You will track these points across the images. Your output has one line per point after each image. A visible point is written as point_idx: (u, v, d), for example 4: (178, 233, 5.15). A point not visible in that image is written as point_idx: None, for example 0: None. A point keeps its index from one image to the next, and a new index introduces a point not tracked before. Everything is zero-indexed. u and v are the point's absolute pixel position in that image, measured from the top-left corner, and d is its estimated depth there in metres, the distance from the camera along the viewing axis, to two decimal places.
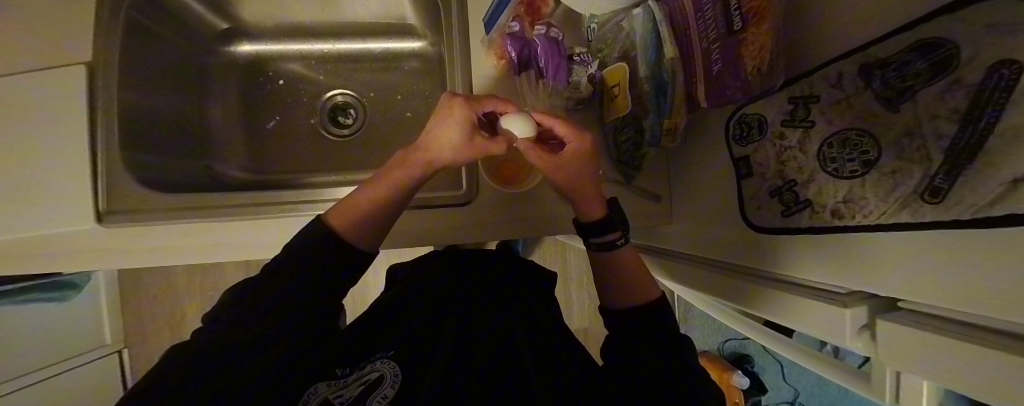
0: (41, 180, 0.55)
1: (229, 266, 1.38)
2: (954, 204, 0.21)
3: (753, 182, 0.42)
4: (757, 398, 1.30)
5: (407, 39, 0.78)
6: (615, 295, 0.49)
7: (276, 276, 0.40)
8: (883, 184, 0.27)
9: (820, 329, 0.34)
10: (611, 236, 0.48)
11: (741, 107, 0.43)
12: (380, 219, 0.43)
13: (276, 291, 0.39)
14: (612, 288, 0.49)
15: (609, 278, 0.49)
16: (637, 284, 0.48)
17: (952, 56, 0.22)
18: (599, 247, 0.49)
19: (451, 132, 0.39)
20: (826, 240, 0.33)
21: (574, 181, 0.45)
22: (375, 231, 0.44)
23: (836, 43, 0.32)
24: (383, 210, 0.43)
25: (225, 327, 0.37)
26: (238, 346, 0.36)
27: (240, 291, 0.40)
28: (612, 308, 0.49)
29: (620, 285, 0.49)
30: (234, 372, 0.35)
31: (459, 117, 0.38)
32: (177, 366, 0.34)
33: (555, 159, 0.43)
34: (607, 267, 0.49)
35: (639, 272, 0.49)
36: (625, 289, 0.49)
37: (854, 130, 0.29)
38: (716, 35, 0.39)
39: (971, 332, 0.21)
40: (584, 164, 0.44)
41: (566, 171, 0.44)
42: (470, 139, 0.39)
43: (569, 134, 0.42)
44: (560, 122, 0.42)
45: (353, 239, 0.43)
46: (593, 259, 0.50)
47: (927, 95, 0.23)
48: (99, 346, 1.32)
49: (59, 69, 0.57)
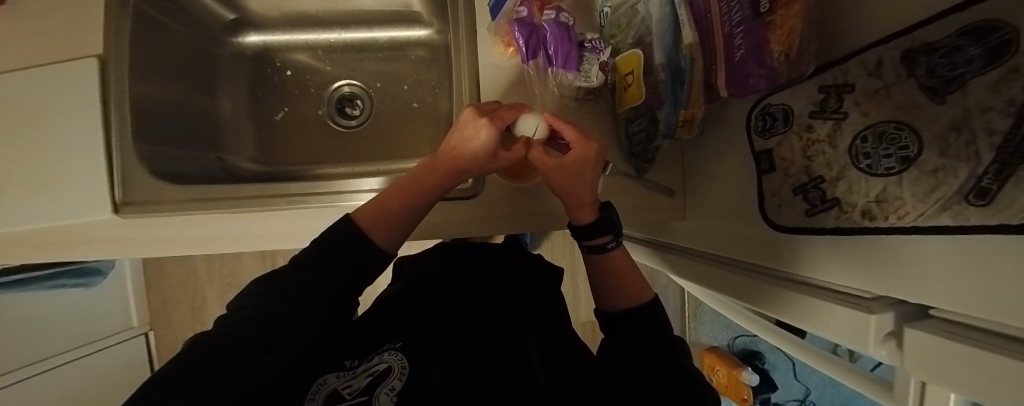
0: (57, 172, 0.57)
1: (245, 254, 1.43)
2: (1002, 207, 0.18)
3: (776, 178, 0.40)
4: (768, 395, 1.26)
5: (413, 27, 0.77)
6: (607, 296, 0.49)
7: (294, 272, 0.42)
8: (923, 184, 0.24)
9: (841, 335, 0.32)
10: (601, 240, 0.47)
11: (765, 96, 0.40)
12: (405, 220, 0.46)
13: (294, 286, 0.40)
14: (606, 288, 0.49)
15: (603, 281, 0.49)
16: (631, 283, 0.48)
17: (1010, 41, 0.18)
18: (591, 249, 0.48)
19: (476, 134, 0.41)
20: (854, 242, 0.31)
21: (577, 189, 0.44)
22: (397, 234, 0.46)
23: (880, 24, 0.29)
24: (403, 208, 0.45)
25: (244, 320, 0.39)
26: (256, 340, 0.37)
27: (260, 286, 0.41)
28: (605, 311, 0.49)
29: (615, 286, 0.48)
30: (246, 364, 0.36)
31: (485, 124, 0.41)
32: (189, 357, 0.36)
33: (560, 163, 0.43)
34: (598, 269, 0.49)
35: (631, 273, 0.49)
36: (620, 288, 0.48)
37: (892, 123, 0.26)
38: (739, 18, 0.37)
39: (1008, 344, 0.19)
40: (589, 170, 0.44)
41: (569, 177, 0.44)
42: (491, 144, 0.42)
43: (576, 141, 0.43)
44: (569, 128, 0.43)
45: (374, 235, 0.44)
46: (585, 261, 0.50)
47: (979, 85, 0.20)
48: (127, 328, 1.40)
49: (72, 62, 0.59)
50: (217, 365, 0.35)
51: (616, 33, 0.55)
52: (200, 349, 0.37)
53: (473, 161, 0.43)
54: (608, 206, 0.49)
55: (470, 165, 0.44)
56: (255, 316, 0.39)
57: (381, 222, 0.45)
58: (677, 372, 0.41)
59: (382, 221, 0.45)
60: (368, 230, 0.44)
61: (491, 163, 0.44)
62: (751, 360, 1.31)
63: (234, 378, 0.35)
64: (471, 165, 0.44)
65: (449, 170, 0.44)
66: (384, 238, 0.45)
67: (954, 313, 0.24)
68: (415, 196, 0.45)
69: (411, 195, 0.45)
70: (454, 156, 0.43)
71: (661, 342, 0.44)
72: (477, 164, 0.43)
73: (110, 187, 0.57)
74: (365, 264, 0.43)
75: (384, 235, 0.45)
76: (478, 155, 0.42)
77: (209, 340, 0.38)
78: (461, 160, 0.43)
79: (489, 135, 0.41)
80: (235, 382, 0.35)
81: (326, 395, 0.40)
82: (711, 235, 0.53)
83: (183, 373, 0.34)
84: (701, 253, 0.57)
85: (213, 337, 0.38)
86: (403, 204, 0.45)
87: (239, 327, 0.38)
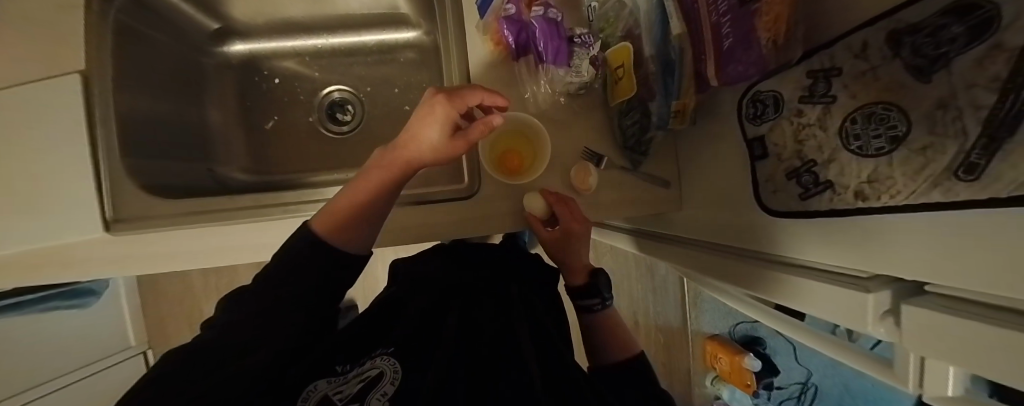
0: (45, 192, 0.56)
1: (241, 266, 1.41)
2: (991, 182, 0.19)
3: (769, 164, 0.40)
4: (771, 380, 1.28)
5: (401, 29, 0.76)
6: (600, 350, 0.60)
7: (274, 278, 0.36)
8: (913, 162, 0.25)
9: (839, 314, 0.32)
10: (591, 302, 0.61)
11: (755, 83, 0.41)
12: (371, 222, 0.39)
13: (269, 298, 0.36)
14: (601, 344, 0.60)
15: (598, 335, 0.61)
16: (618, 340, 0.60)
17: (991, 18, 0.19)
18: (585, 310, 0.62)
19: (428, 116, 0.36)
20: (849, 223, 0.31)
21: (570, 254, 0.58)
22: (365, 234, 0.39)
23: (865, 7, 0.29)
24: (361, 207, 0.38)
25: (225, 326, 0.36)
26: (241, 345, 0.35)
27: (234, 301, 0.37)
28: (599, 362, 0.59)
29: (607, 341, 0.60)
30: (228, 368, 0.35)
31: (439, 105, 0.35)
32: (176, 364, 0.34)
33: (555, 236, 0.56)
34: (596, 325, 0.62)
35: (622, 332, 0.61)
36: (611, 343, 0.60)
37: (880, 104, 0.27)
38: (726, 7, 0.36)
39: (1002, 316, 0.19)
40: (579, 244, 0.56)
41: (562, 246, 0.57)
42: (446, 125, 0.36)
43: (568, 218, 0.54)
44: (563, 205, 0.54)
45: (337, 240, 0.38)
46: (581, 321, 0.63)
47: (964, 63, 0.21)
48: (124, 348, 1.38)
49: (54, 79, 0.57)
50: (200, 370, 0.34)
51: (605, 27, 0.55)
52: (185, 356, 0.35)
53: (436, 151, 0.37)
54: (600, 273, 0.62)
55: (434, 157, 0.37)
56: (235, 325, 0.36)
57: (338, 224, 0.38)
58: (643, 391, 0.52)
59: (342, 224, 0.38)
60: (329, 235, 0.37)
61: (455, 148, 0.37)
62: (753, 346, 1.31)
63: (216, 384, 0.34)
64: (435, 156, 0.37)
65: (408, 163, 0.38)
66: (345, 241, 0.38)
67: (950, 288, 0.24)
68: (375, 192, 0.38)
69: (369, 193, 0.38)
70: (412, 145, 0.37)
71: (643, 383, 0.54)
72: (442, 154, 0.37)
73: (100, 205, 0.56)
74: (355, 270, 0.40)
75: (349, 239, 0.38)
76: (439, 143, 0.37)
77: (195, 346, 0.36)
78: (423, 151, 0.37)
79: (446, 116, 0.36)
80: (217, 386, 0.34)
81: (317, 401, 0.40)
82: (710, 223, 0.53)
83: (173, 375, 0.34)
84: (694, 241, 0.58)
85: (198, 343, 0.36)
86: (364, 206, 0.38)
87: (222, 333, 0.36)
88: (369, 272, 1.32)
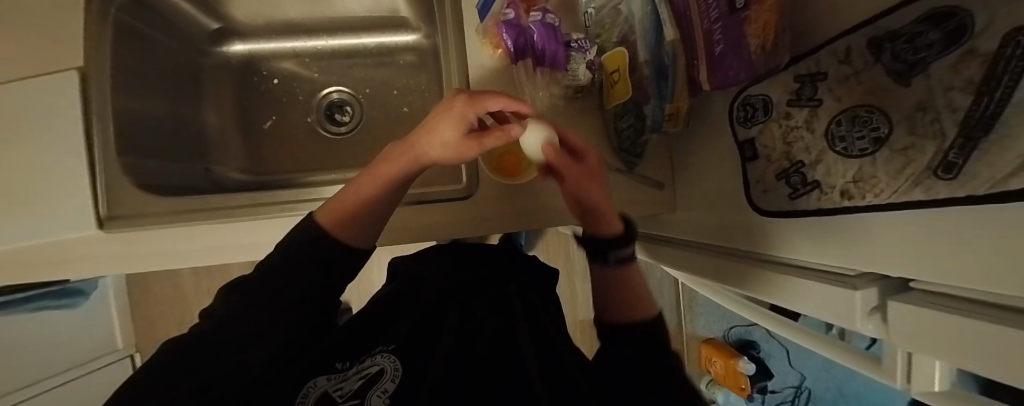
0: (37, 189, 0.55)
1: (234, 268, 1.40)
2: (969, 179, 0.20)
3: (759, 165, 0.41)
4: (765, 383, 1.28)
5: (401, 32, 0.77)
6: (614, 308, 0.45)
7: (275, 271, 0.37)
8: (895, 162, 0.26)
9: (826, 312, 0.33)
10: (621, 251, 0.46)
11: (745, 88, 0.42)
12: (373, 218, 0.40)
13: (270, 292, 0.37)
14: (611, 299, 0.46)
15: (611, 291, 0.46)
16: (637, 298, 0.46)
17: (965, 26, 0.20)
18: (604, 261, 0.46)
19: (444, 116, 0.36)
20: (837, 222, 0.32)
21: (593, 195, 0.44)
22: (367, 231, 0.40)
23: (849, 15, 0.30)
24: (366, 203, 0.39)
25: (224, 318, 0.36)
26: (240, 340, 0.35)
27: (234, 292, 0.37)
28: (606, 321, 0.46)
29: (620, 297, 0.46)
30: (225, 363, 0.34)
31: (457, 106, 0.36)
32: (172, 357, 0.34)
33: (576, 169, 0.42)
34: (612, 280, 0.46)
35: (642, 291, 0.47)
36: (621, 302, 0.45)
37: (864, 106, 0.28)
38: (717, 14, 0.38)
39: (982, 309, 0.20)
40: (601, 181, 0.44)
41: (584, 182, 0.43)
42: (460, 127, 0.36)
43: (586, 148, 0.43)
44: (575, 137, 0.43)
45: (340, 233, 0.39)
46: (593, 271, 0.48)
47: (940, 68, 0.22)
48: (112, 351, 1.35)
49: (51, 76, 0.57)
50: (196, 365, 0.33)
51: (601, 33, 0.57)
52: (180, 349, 0.34)
53: (446, 151, 0.37)
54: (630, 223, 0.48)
55: (444, 157, 0.38)
56: (233, 319, 0.36)
57: (342, 217, 0.39)
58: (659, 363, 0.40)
59: (346, 218, 0.39)
60: (332, 227, 0.39)
61: (466, 151, 0.37)
62: (747, 349, 1.32)
63: (215, 378, 0.33)
64: (445, 156, 0.38)
65: (417, 161, 0.38)
66: (348, 236, 0.39)
67: (936, 284, 0.24)
68: (381, 188, 0.39)
69: (376, 188, 0.39)
70: (425, 143, 0.38)
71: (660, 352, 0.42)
72: (451, 155, 0.37)
73: (94, 201, 0.56)
74: (352, 267, 0.40)
75: (352, 234, 0.39)
76: (449, 144, 0.37)
77: (193, 338, 0.35)
78: (434, 150, 0.38)
79: (460, 118, 0.36)
80: (217, 378, 0.33)
81: (317, 398, 0.39)
82: (704, 224, 0.54)
83: (167, 369, 0.33)
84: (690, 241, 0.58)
85: (195, 336, 0.35)
86: (369, 201, 0.39)
87: (219, 327, 0.36)
88: (364, 275, 1.32)
